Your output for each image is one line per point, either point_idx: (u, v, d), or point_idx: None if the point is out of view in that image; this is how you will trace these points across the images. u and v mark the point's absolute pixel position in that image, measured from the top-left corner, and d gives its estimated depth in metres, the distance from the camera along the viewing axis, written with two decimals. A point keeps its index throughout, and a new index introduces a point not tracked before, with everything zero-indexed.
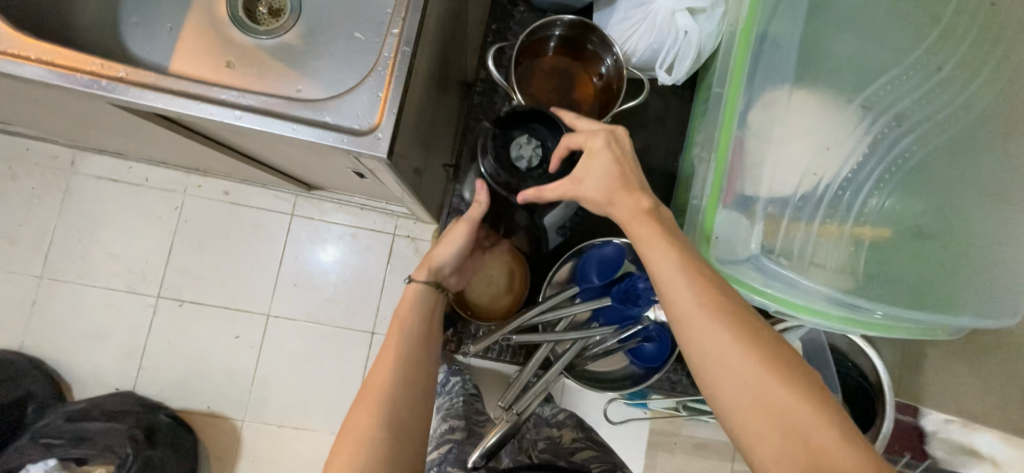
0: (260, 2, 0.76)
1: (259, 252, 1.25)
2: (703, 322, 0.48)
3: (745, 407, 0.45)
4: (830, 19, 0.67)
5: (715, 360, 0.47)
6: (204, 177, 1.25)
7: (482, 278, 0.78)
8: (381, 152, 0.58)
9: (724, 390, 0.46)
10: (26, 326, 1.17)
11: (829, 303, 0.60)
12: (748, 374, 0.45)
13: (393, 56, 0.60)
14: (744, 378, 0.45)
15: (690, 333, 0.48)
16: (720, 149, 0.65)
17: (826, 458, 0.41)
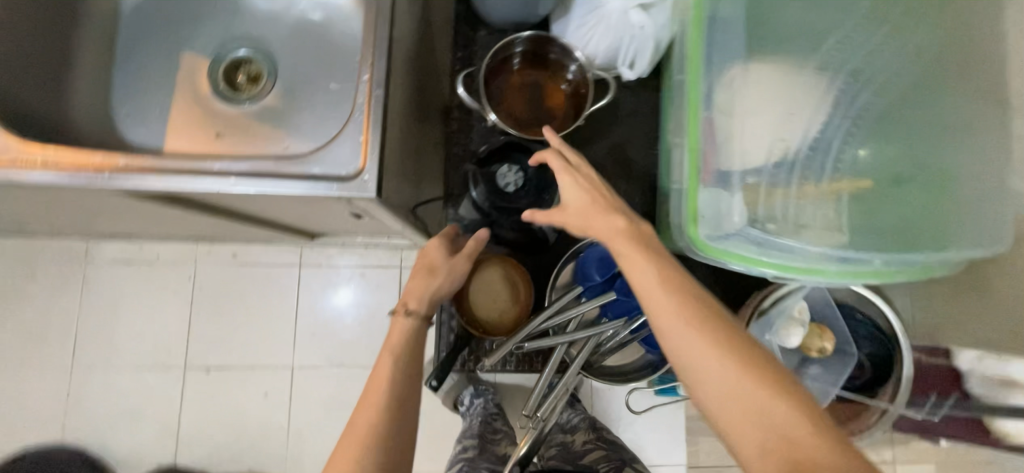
0: (238, 70, 0.80)
1: (273, 307, 1.28)
2: (691, 341, 0.47)
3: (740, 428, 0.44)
4: None
5: (706, 379, 0.46)
6: (210, 244, 1.29)
7: (486, 294, 0.79)
8: (371, 193, 0.62)
9: (720, 408, 0.45)
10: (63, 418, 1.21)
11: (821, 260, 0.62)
12: (743, 392, 0.45)
13: (367, 100, 0.64)
14: (735, 392, 0.45)
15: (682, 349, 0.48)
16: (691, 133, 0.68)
17: (806, 456, 0.41)
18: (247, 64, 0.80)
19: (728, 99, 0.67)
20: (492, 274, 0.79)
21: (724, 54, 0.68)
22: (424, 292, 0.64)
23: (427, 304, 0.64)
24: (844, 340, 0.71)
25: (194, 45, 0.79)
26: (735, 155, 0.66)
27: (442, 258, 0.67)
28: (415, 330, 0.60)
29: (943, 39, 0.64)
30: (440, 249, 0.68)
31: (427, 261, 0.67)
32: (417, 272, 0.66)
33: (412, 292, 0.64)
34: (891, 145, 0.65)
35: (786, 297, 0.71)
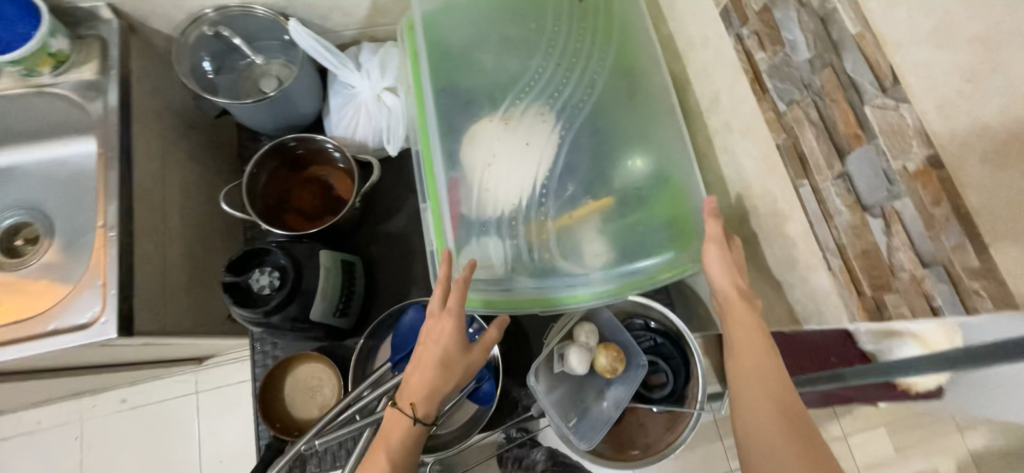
0: (17, 236, 0.81)
1: (180, 439, 1.46)
2: (760, 359, 0.55)
3: (761, 405, 0.52)
4: (473, 39, 0.72)
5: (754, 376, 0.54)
6: (95, 396, 1.46)
7: (304, 392, 0.78)
8: (111, 333, 0.62)
9: (745, 394, 0.53)
10: None
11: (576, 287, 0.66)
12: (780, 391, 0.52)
13: (103, 243, 0.66)
14: (769, 384, 0.53)
15: (739, 341, 0.56)
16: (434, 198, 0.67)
17: None
18: (25, 228, 0.82)
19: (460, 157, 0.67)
20: (305, 371, 0.79)
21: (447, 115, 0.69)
22: (431, 398, 0.61)
23: (434, 401, 0.62)
24: (633, 352, 0.71)
25: None
26: (477, 209, 0.66)
27: (454, 356, 0.62)
28: (412, 432, 0.61)
29: (617, 60, 0.71)
30: (454, 343, 0.62)
31: (436, 358, 0.61)
32: (422, 366, 0.61)
33: (418, 391, 0.61)
34: (616, 156, 0.68)
35: (568, 325, 0.72)
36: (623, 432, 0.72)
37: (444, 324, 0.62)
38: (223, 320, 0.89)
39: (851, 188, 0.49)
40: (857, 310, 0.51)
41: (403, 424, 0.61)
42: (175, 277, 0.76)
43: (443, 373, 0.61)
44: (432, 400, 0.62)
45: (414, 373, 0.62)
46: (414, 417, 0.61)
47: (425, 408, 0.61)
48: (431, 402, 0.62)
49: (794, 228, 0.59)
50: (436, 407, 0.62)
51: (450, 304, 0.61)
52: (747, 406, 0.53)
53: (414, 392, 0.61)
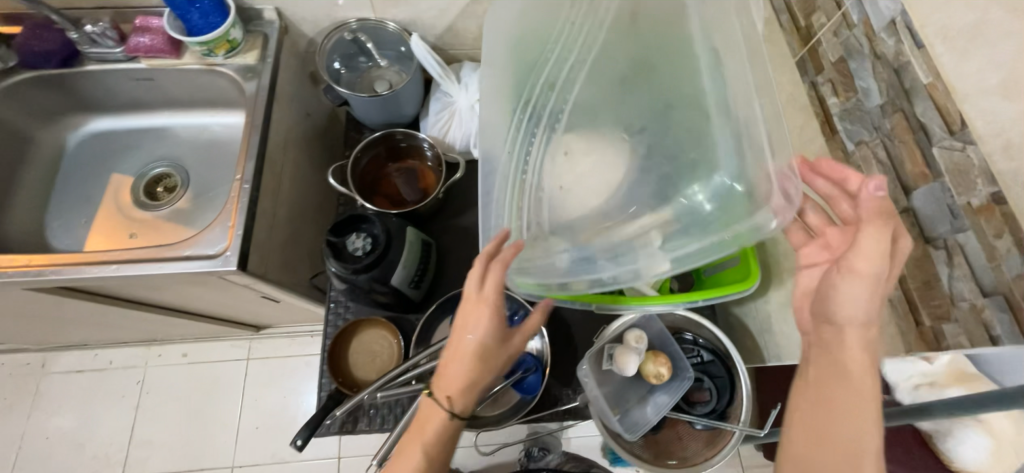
0: (157, 183, 0.96)
1: (224, 401, 1.56)
2: (854, 391, 0.52)
3: (844, 429, 0.51)
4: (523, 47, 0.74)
5: (852, 397, 0.51)
6: (162, 347, 1.60)
7: (366, 355, 0.86)
8: (233, 266, 0.73)
9: (820, 414, 0.53)
10: None
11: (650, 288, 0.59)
12: (866, 417, 0.50)
13: (238, 192, 0.78)
14: (857, 402, 0.51)
15: (836, 360, 0.54)
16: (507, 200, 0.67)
17: None
18: (166, 177, 0.97)
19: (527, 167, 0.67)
20: (370, 335, 0.87)
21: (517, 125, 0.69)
22: (468, 391, 0.66)
23: (469, 397, 0.66)
24: (681, 365, 0.74)
25: (122, 168, 0.98)
26: (540, 217, 0.64)
27: (490, 350, 0.64)
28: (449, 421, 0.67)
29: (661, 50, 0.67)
30: (490, 338, 0.64)
31: (472, 352, 0.64)
32: (457, 360, 0.64)
33: (456, 385, 0.65)
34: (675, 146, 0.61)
35: (621, 327, 0.76)
36: (661, 442, 0.75)
37: (478, 318, 0.63)
38: (305, 282, 0.99)
39: (915, 222, 0.53)
40: (915, 339, 0.53)
41: (438, 413, 0.67)
42: (279, 234, 0.88)
43: (481, 367, 0.65)
44: (469, 392, 0.66)
45: (451, 366, 0.65)
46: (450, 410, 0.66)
47: (460, 402, 0.66)
48: (468, 394, 0.66)
49: None
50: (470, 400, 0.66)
51: (488, 299, 0.63)
52: (830, 426, 0.52)
53: (450, 386, 0.65)
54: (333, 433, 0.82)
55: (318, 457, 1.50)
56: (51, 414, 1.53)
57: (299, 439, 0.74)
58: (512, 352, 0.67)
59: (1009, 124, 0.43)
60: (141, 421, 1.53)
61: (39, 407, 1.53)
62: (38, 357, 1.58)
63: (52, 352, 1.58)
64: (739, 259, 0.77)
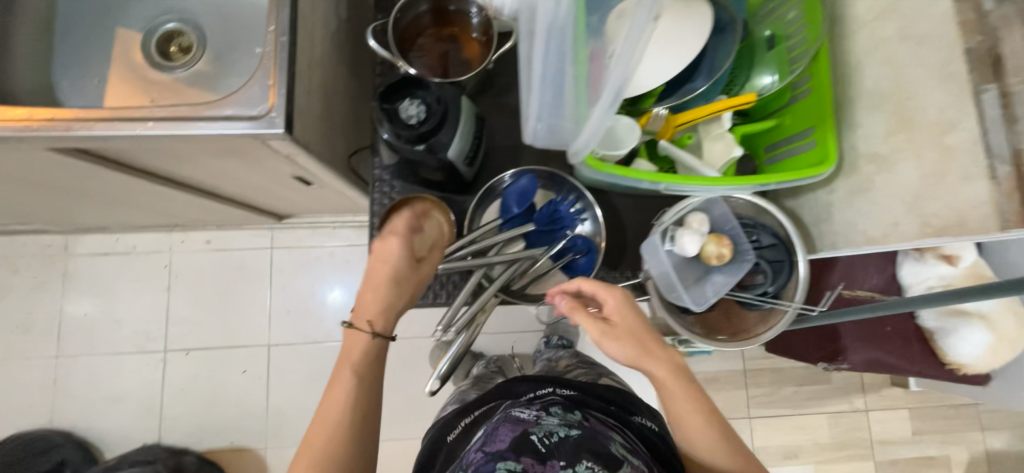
0: (170, 43, 0.86)
1: (253, 288, 1.60)
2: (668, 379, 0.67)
3: (686, 410, 0.66)
4: None
5: (694, 413, 0.66)
6: (185, 233, 1.59)
7: None
8: (279, 128, 0.67)
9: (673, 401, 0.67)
10: (94, 389, 1.52)
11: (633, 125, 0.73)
12: (703, 410, 0.66)
13: (274, 47, 0.70)
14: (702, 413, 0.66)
15: (664, 386, 0.67)
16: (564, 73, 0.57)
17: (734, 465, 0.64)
18: (179, 35, 0.86)
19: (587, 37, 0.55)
20: None
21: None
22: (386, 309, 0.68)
23: (389, 320, 0.68)
24: (741, 247, 0.74)
25: (127, 22, 0.86)
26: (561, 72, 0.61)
27: (404, 273, 0.69)
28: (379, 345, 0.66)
29: None
30: (404, 260, 0.69)
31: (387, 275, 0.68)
32: (375, 285, 0.68)
33: (373, 307, 0.67)
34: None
35: (683, 210, 0.75)
36: (710, 320, 0.78)
37: (387, 245, 0.69)
38: (342, 161, 0.94)
39: None
40: (1016, 216, 0.52)
41: (361, 339, 0.66)
42: (317, 102, 0.81)
43: (397, 289, 0.68)
44: (388, 310, 0.68)
45: (365, 295, 0.68)
46: (373, 333, 0.66)
47: (383, 326, 0.67)
48: (394, 302, 0.68)
49: (958, 138, 0.58)
50: (391, 323, 0.68)
51: (397, 227, 0.70)
52: (697, 442, 0.66)
53: (369, 310, 0.67)
54: None
55: None
56: (84, 293, 1.56)
57: None
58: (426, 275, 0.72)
59: None
60: (175, 302, 1.58)
61: (71, 286, 1.56)
62: (59, 239, 1.57)
63: (73, 235, 1.57)
64: (815, 143, 0.75)
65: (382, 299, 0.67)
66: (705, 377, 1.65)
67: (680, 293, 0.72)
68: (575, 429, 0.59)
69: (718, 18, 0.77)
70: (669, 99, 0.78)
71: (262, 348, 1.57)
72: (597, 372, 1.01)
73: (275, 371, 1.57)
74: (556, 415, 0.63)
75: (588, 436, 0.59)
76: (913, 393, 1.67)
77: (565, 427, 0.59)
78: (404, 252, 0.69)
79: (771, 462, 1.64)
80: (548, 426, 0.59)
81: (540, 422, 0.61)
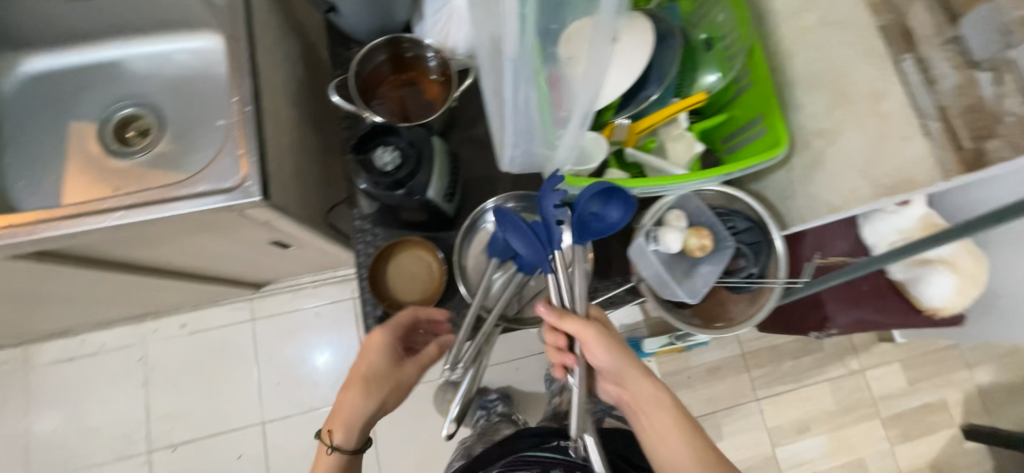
0: (127, 129, 0.85)
1: (238, 364, 1.52)
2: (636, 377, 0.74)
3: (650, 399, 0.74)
4: None
5: (648, 405, 0.74)
6: (157, 320, 1.51)
7: (406, 276, 0.84)
8: (256, 196, 0.67)
9: (637, 388, 0.74)
10: None
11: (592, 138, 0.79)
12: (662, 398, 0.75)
13: (239, 117, 0.70)
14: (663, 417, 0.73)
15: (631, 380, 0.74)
16: (536, 99, 0.60)
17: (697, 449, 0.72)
18: (135, 120, 0.85)
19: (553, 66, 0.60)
20: (405, 258, 0.85)
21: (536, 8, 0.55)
22: (347, 425, 0.75)
23: (353, 431, 0.75)
24: (720, 235, 0.77)
25: (79, 114, 0.85)
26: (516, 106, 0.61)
27: (375, 377, 0.77)
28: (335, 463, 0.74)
29: None
30: (374, 364, 0.77)
31: (361, 374, 0.77)
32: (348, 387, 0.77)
33: (341, 417, 0.75)
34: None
35: (661, 209, 0.78)
36: (707, 308, 0.80)
37: (363, 350, 0.78)
38: (320, 217, 0.94)
39: (962, 49, 0.54)
40: (954, 165, 0.57)
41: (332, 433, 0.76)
42: (289, 163, 0.81)
43: (365, 388, 0.76)
44: (352, 423, 0.75)
45: (343, 395, 0.77)
46: (333, 441, 0.75)
47: (342, 436, 0.75)
48: (348, 422, 0.75)
49: (890, 104, 0.64)
50: (351, 437, 0.75)
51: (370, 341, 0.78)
52: (654, 432, 0.73)
53: (337, 418, 0.75)
54: None
55: None
56: (52, 405, 1.45)
57: None
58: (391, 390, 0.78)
59: None
60: (154, 396, 1.48)
61: (36, 400, 1.45)
62: (17, 351, 1.46)
63: (32, 344, 1.46)
64: (766, 128, 0.81)
65: (358, 409, 0.76)
66: (707, 367, 1.68)
67: (675, 288, 0.75)
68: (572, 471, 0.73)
69: (658, 29, 0.84)
70: (626, 109, 0.83)
71: (257, 427, 1.49)
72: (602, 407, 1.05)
73: (274, 448, 1.48)
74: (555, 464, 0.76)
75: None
76: (900, 345, 1.75)
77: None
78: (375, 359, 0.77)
79: (787, 439, 1.66)
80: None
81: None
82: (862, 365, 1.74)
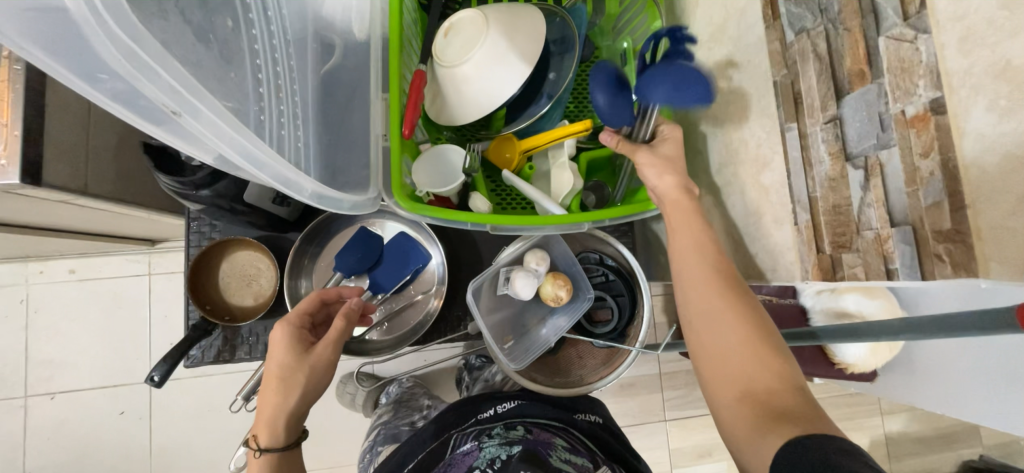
0: None
1: (128, 319, 1.45)
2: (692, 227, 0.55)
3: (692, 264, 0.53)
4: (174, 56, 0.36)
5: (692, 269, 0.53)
6: (43, 263, 1.42)
7: (239, 278, 0.75)
8: (12, 178, 0.56)
9: (681, 250, 0.54)
10: None
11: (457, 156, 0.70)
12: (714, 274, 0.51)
13: (5, 76, 0.57)
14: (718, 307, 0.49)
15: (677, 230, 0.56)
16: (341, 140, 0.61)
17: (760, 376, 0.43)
18: None
19: (251, 60, 0.46)
20: (243, 257, 0.76)
21: (150, 15, 0.34)
22: (270, 426, 0.56)
23: (281, 431, 0.57)
24: (581, 286, 0.69)
25: None
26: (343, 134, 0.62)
27: (290, 367, 0.58)
28: (269, 468, 0.56)
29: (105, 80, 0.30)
30: (288, 354, 0.59)
31: (273, 375, 0.58)
32: (263, 386, 0.58)
33: (265, 419, 0.57)
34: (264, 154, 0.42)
35: (520, 249, 0.69)
36: (559, 362, 0.73)
37: (274, 339, 0.60)
38: (163, 193, 0.82)
39: (840, 134, 0.44)
40: (812, 267, 0.48)
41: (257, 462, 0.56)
42: (102, 133, 0.69)
43: (282, 389, 0.57)
44: (275, 422, 0.56)
45: (260, 399, 0.58)
46: (259, 448, 0.56)
47: (268, 438, 0.56)
48: (269, 431, 0.56)
49: (770, 177, 0.54)
50: (282, 437, 0.56)
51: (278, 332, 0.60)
52: (692, 316, 0.51)
53: (257, 422, 0.57)
54: (207, 363, 0.74)
55: (242, 370, 1.45)
56: None
57: (156, 375, 0.66)
58: (319, 370, 0.59)
59: (978, 5, 0.34)
60: (36, 341, 1.41)
61: None
62: None
63: None
64: None
65: (278, 412, 0.56)
66: (620, 383, 1.62)
67: (500, 354, 0.65)
68: (518, 446, 0.56)
69: (563, 34, 0.73)
70: (513, 122, 0.74)
71: (142, 386, 1.43)
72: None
73: (157, 409, 1.43)
74: (498, 434, 0.59)
75: (531, 452, 0.55)
76: (819, 385, 1.68)
77: (506, 448, 0.56)
78: (288, 341, 0.60)
79: (687, 461, 1.64)
80: (492, 450, 0.56)
81: (482, 449, 0.57)
82: None
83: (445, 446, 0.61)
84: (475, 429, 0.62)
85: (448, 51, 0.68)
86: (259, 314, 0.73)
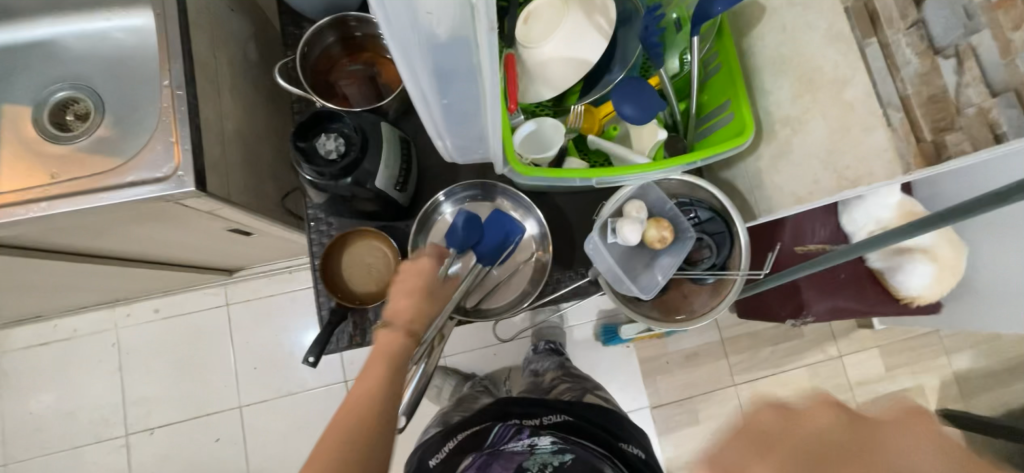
0: (66, 113, 0.82)
1: (213, 350, 1.52)
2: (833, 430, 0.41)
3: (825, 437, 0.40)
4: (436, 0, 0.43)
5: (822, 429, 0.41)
6: (130, 306, 1.50)
7: (360, 267, 0.81)
8: (189, 186, 0.64)
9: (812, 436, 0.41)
10: None
11: (553, 125, 0.78)
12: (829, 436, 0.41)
13: (172, 102, 0.67)
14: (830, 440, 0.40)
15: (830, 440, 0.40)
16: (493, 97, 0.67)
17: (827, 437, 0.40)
18: (75, 104, 0.82)
19: None
20: (360, 248, 0.81)
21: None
22: (418, 319, 0.66)
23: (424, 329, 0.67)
24: (681, 226, 0.75)
25: (13, 97, 0.82)
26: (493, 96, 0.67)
27: (435, 287, 0.70)
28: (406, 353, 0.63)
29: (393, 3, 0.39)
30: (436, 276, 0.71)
31: (422, 287, 0.69)
32: (410, 293, 0.67)
33: (413, 315, 0.66)
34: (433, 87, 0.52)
35: (621, 200, 0.75)
36: (668, 301, 0.78)
37: (421, 257, 0.71)
38: (275, 203, 0.91)
39: (926, 33, 0.53)
40: (915, 158, 0.54)
41: (399, 341, 0.63)
42: (235, 149, 0.78)
43: (429, 299, 0.69)
44: (420, 323, 0.67)
45: (396, 299, 0.67)
46: (406, 335, 0.64)
47: (416, 331, 0.65)
48: (414, 323, 0.66)
49: (853, 92, 0.60)
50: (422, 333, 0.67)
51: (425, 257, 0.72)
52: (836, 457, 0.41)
53: (405, 314, 0.65)
54: (343, 348, 0.81)
55: (323, 384, 1.50)
56: (29, 387, 1.46)
57: (311, 357, 0.73)
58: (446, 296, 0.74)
59: None
60: (130, 380, 1.48)
61: (10, 386, 1.45)
62: None
63: (3, 330, 1.46)
64: (733, 115, 0.76)
65: (427, 313, 0.68)
66: (685, 353, 1.59)
67: (629, 284, 0.73)
68: (569, 455, 0.70)
69: (623, 9, 0.82)
70: (588, 95, 0.81)
71: (234, 411, 1.49)
72: (583, 386, 1.01)
73: (250, 431, 1.48)
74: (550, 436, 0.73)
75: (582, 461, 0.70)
76: (880, 331, 1.64)
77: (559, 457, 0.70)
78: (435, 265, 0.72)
79: None
80: (544, 456, 0.71)
81: (535, 452, 0.71)
82: (841, 351, 1.63)
83: (489, 433, 0.76)
84: (523, 427, 0.76)
85: (532, 35, 0.76)
86: (382, 298, 0.80)
